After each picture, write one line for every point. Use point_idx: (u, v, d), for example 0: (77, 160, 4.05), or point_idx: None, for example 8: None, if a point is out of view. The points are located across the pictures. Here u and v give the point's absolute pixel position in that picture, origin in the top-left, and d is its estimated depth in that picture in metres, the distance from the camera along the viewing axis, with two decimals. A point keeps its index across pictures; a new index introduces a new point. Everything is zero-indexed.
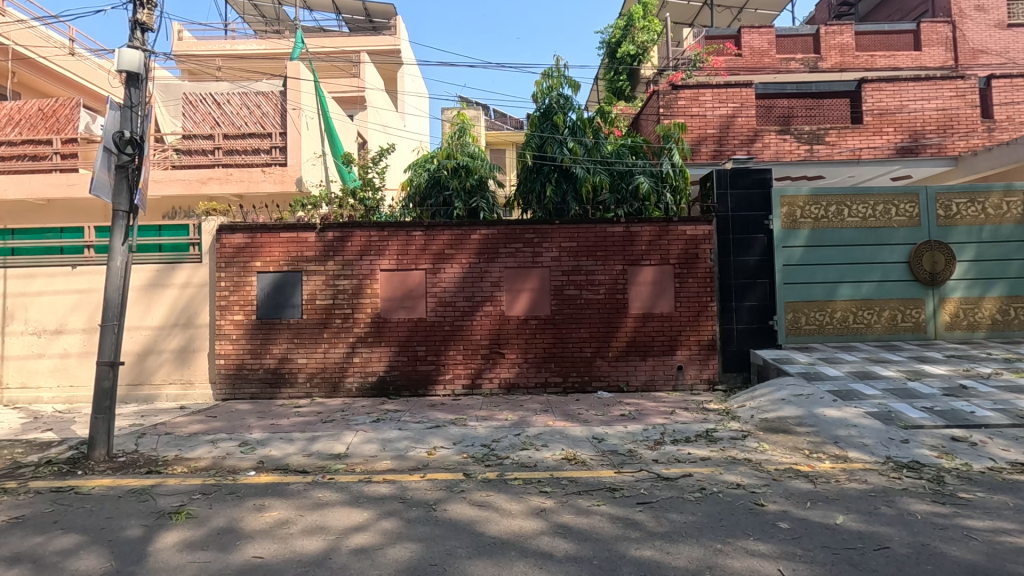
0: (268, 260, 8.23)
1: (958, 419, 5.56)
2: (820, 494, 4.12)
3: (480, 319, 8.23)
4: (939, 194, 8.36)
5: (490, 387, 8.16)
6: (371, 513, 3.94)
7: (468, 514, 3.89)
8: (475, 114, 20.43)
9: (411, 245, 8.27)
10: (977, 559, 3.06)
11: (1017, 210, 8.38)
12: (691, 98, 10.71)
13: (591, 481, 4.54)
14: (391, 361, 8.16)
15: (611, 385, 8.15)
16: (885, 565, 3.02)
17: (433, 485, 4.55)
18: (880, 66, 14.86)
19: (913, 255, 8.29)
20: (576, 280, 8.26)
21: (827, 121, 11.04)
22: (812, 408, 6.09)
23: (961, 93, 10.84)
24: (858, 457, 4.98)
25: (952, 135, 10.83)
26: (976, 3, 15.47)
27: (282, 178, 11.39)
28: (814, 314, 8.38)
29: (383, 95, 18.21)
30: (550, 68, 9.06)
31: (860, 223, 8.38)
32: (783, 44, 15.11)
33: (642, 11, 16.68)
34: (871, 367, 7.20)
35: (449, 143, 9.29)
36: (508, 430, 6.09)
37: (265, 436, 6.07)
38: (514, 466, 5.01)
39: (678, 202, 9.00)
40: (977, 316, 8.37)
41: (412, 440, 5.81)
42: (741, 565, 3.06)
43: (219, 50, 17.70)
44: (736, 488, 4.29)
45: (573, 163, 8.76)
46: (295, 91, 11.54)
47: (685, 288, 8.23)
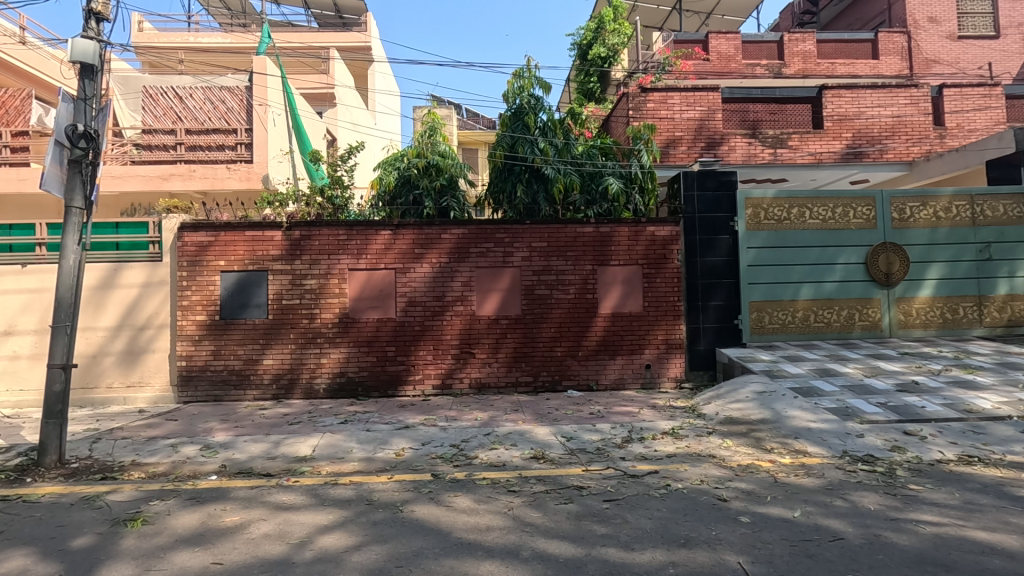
0: (233, 259, 8.03)
1: (910, 414, 5.79)
2: (780, 488, 4.25)
3: (451, 319, 8.19)
4: (894, 198, 8.70)
5: (460, 387, 8.13)
6: (336, 515, 3.89)
7: (436, 514, 3.87)
8: (447, 113, 20.35)
9: (379, 244, 8.18)
10: (924, 548, 3.20)
11: (966, 214, 8.76)
12: (660, 101, 10.89)
13: (559, 479, 4.57)
14: (359, 361, 8.06)
15: (581, 384, 8.21)
16: (839, 556, 3.13)
17: (400, 486, 4.51)
18: (840, 73, 15.34)
19: (870, 256, 8.60)
20: (546, 280, 8.30)
21: (789, 126, 11.36)
22: (774, 405, 6.27)
23: (914, 101, 11.31)
24: (817, 452, 5.14)
25: (906, 141, 11.27)
26: (929, 14, 16.17)
27: (248, 175, 11.15)
28: (777, 314, 8.59)
29: (353, 93, 17.99)
30: (522, 68, 9.09)
31: (821, 224, 8.65)
32: (749, 49, 15.44)
33: (612, 14, 16.89)
34: (830, 365, 7.44)
35: (419, 142, 9.22)
36: (477, 430, 6.09)
37: (229, 440, 5.92)
38: (482, 466, 5.01)
39: (647, 202, 9.15)
40: (930, 315, 8.70)
41: (379, 442, 5.75)
42: (702, 559, 3.12)
43: (181, 42, 17.17)
44: (700, 484, 4.37)
45: (544, 163, 8.80)
46: (262, 86, 11.30)
47: (653, 287, 8.37)
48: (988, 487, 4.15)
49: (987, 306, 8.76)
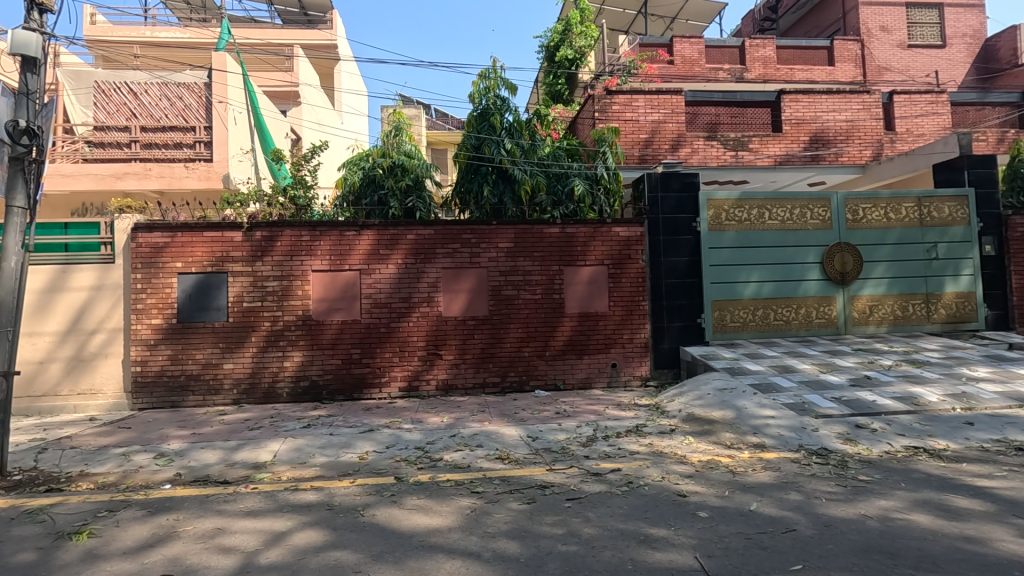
0: (190, 261, 7.79)
1: (862, 408, 6.01)
2: (738, 483, 4.35)
3: (417, 320, 8.12)
4: (848, 199, 9.02)
5: (427, 389, 8.07)
6: (295, 521, 3.81)
7: (397, 517, 3.83)
8: (415, 113, 20.21)
9: (343, 245, 8.06)
10: (872, 536, 3.32)
11: (914, 215, 9.13)
12: (625, 104, 11.05)
13: (523, 480, 4.57)
14: (324, 364, 7.91)
15: (549, 384, 8.25)
16: (792, 547, 3.21)
17: (362, 490, 4.45)
18: (798, 79, 15.80)
19: (826, 256, 8.89)
20: (513, 280, 8.31)
21: (750, 129, 11.62)
22: (735, 402, 6.42)
23: (867, 107, 11.75)
24: (774, 446, 5.29)
25: (860, 144, 11.70)
26: (881, 24, 16.93)
27: (208, 174, 10.87)
28: (739, 312, 8.80)
29: (318, 92, 17.67)
30: (488, 69, 9.09)
31: (779, 225, 8.90)
32: (712, 54, 15.75)
33: (579, 17, 17.04)
34: (788, 362, 7.66)
35: (385, 141, 9.12)
36: (443, 431, 6.06)
37: (185, 447, 5.74)
38: (447, 467, 4.99)
39: (612, 204, 9.24)
40: (882, 312, 9.02)
41: (342, 445, 5.66)
42: (661, 555, 3.16)
43: (137, 36, 16.64)
44: (661, 481, 4.45)
45: (511, 164, 8.81)
46: (222, 84, 11.02)
47: (619, 287, 8.48)
48: (932, 478, 4.33)
49: (936, 304, 9.11)
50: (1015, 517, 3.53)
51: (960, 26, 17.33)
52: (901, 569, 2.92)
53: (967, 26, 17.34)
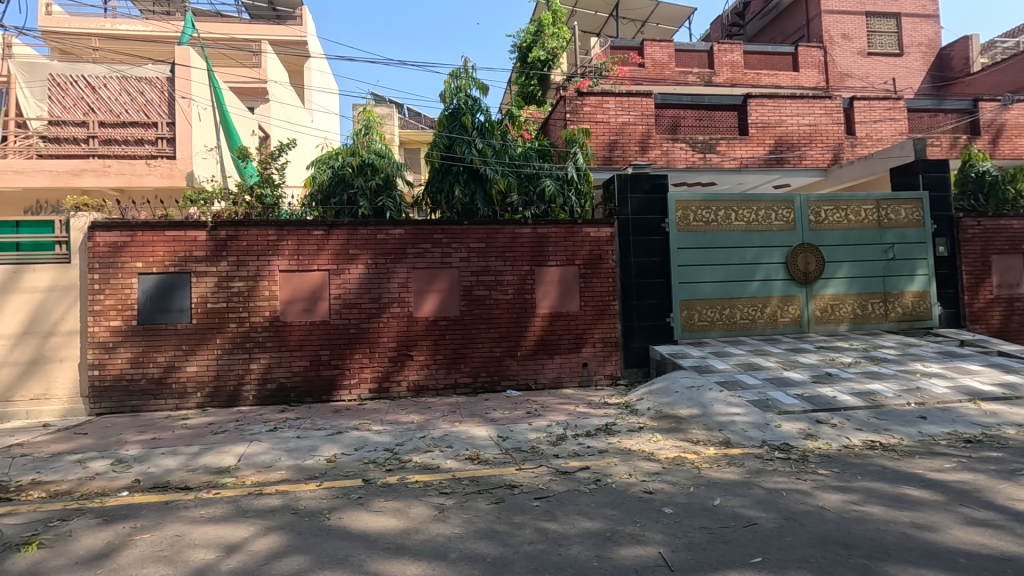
0: (151, 261, 7.56)
1: (823, 404, 6.20)
2: (703, 479, 4.43)
3: (387, 321, 8.04)
4: (810, 201, 9.29)
5: (398, 390, 8.00)
6: (258, 526, 3.73)
7: (363, 520, 3.79)
8: (387, 111, 20.03)
9: (311, 245, 7.93)
10: (829, 528, 3.41)
11: (873, 217, 9.45)
12: (596, 105, 11.16)
13: (492, 480, 4.57)
14: (292, 367, 7.77)
15: (520, 383, 8.26)
16: (752, 540, 3.29)
17: (329, 493, 4.38)
18: (764, 83, 16.18)
19: (789, 256, 9.13)
20: (484, 280, 8.30)
21: (717, 131, 11.84)
22: (702, 399, 6.53)
23: (828, 112, 12.11)
24: (738, 443, 5.41)
25: (822, 148, 12.04)
26: (842, 31, 17.49)
27: (170, 172, 10.57)
28: (707, 312, 8.96)
29: (287, 89, 17.34)
30: (459, 68, 9.06)
31: (745, 226, 9.10)
32: (682, 57, 16.02)
33: (551, 18, 17.12)
34: (754, 359, 7.83)
35: (355, 140, 9.02)
36: (413, 432, 6.02)
37: (144, 452, 5.57)
38: (416, 469, 4.95)
39: (582, 204, 9.29)
40: (843, 311, 9.31)
41: (309, 448, 5.57)
42: (627, 551, 3.20)
43: (96, 28, 16.11)
44: (628, 478, 4.50)
45: (482, 164, 8.81)
46: (185, 79, 10.72)
47: (590, 287, 8.56)
48: (887, 470, 4.49)
49: (894, 302, 9.43)
50: (962, 506, 3.69)
51: (916, 35, 18.05)
52: (855, 559, 3.01)
53: (922, 36, 18.07)
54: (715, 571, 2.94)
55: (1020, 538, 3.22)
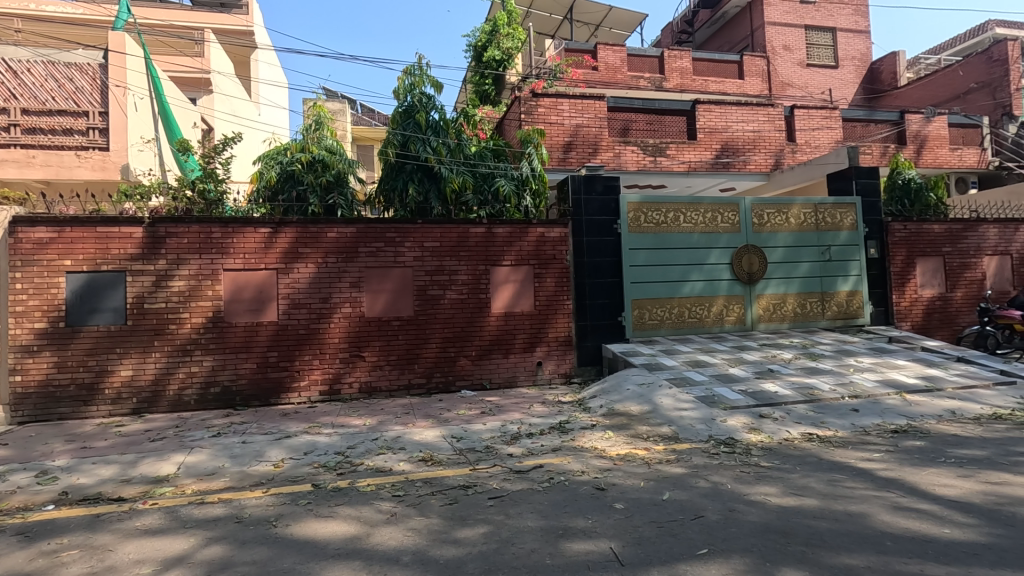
0: (81, 258, 7.09)
1: (765, 399, 6.47)
2: (653, 474, 4.54)
3: (338, 321, 7.85)
4: (754, 205, 9.68)
5: (350, 391, 7.82)
6: (199, 537, 3.57)
7: (311, 526, 3.68)
8: (339, 107, 19.57)
9: (258, 242, 7.64)
10: (770, 518, 3.56)
11: (811, 220, 9.93)
12: (551, 107, 11.27)
13: (446, 481, 4.54)
14: (237, 370, 7.47)
15: (475, 383, 8.24)
16: (698, 533, 3.39)
17: (276, 500, 4.24)
18: (712, 90, 16.75)
19: (734, 257, 9.49)
20: (438, 280, 8.23)
21: (667, 135, 12.16)
22: (652, 396, 6.70)
23: (771, 119, 12.64)
24: (686, 438, 5.57)
25: (766, 153, 12.56)
26: (784, 43, 18.35)
27: (103, 164, 9.98)
28: (657, 311, 9.19)
29: (232, 81, 16.67)
30: (413, 64, 8.93)
31: (693, 228, 9.40)
32: (634, 62, 16.36)
33: (506, 19, 17.17)
34: (701, 357, 8.10)
35: (305, 136, 8.76)
36: (365, 435, 5.90)
37: (73, 463, 5.23)
38: (368, 472, 4.85)
39: (537, 205, 9.31)
40: (784, 310, 9.74)
41: (255, 454, 5.37)
42: (579, 547, 3.24)
43: (19, 9, 15.02)
44: (580, 475, 4.57)
45: (437, 162, 8.73)
46: (120, 67, 10.12)
47: (544, 287, 8.63)
48: (822, 461, 4.73)
49: (830, 301, 9.95)
50: (890, 493, 3.93)
51: (850, 49, 19.17)
52: (793, 546, 3.15)
53: (855, 50, 19.20)
54: (664, 564, 3.02)
55: (940, 520, 3.46)
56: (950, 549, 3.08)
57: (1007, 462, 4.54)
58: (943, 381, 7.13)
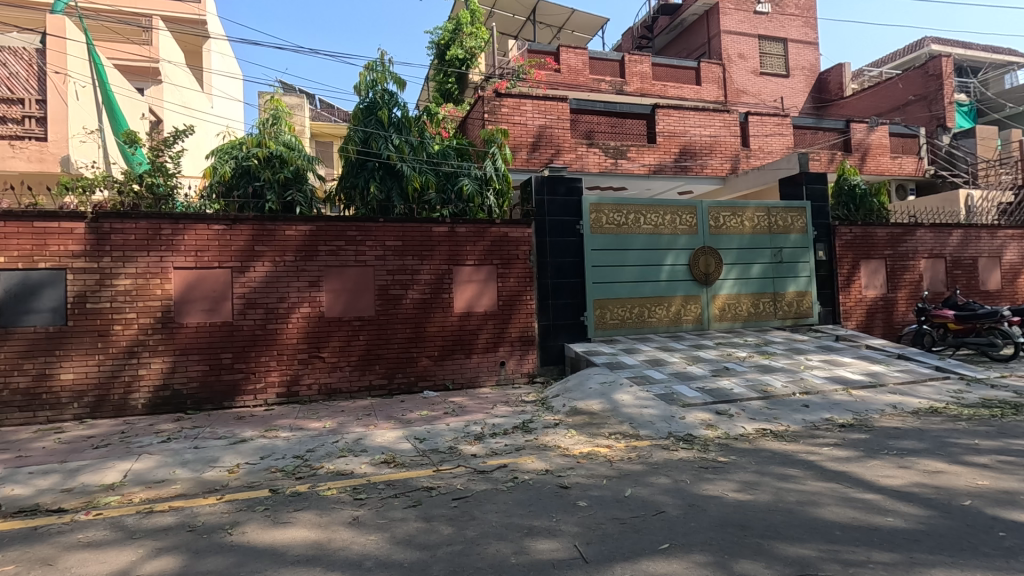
0: (15, 254, 6.65)
1: (721, 396, 6.68)
2: (615, 472, 4.62)
3: (296, 321, 7.65)
4: (711, 208, 9.97)
5: (308, 393, 7.63)
6: (149, 548, 3.41)
7: (269, 533, 3.57)
8: (297, 101, 19.08)
9: (211, 240, 7.35)
10: (728, 512, 3.67)
11: (764, 223, 10.29)
12: (514, 107, 11.30)
13: (409, 483, 4.49)
14: (188, 372, 7.18)
15: (437, 384, 8.17)
16: (660, 528, 3.47)
17: (231, 507, 4.09)
18: (670, 95, 17.16)
19: (692, 259, 9.75)
20: (400, 279, 8.13)
21: (628, 138, 12.38)
22: (613, 394, 6.81)
23: (727, 125, 13.03)
24: (647, 435, 5.69)
25: (722, 157, 12.94)
26: (739, 51, 18.98)
27: (40, 155, 9.41)
28: (618, 311, 9.35)
29: (183, 71, 16.02)
30: (375, 60, 8.79)
31: (653, 230, 9.60)
32: (596, 65, 16.58)
33: (469, 18, 17.11)
34: (660, 355, 8.28)
35: (261, 130, 8.49)
36: (325, 437, 5.78)
37: (6, 473, 4.91)
38: (328, 475, 4.75)
39: (501, 204, 9.31)
40: (738, 310, 10.07)
41: (208, 460, 5.17)
42: (544, 546, 3.26)
43: None
44: (544, 474, 4.60)
45: (399, 160, 8.62)
46: (59, 53, 9.58)
47: (507, 286, 8.64)
48: (775, 455, 4.91)
49: (782, 301, 10.34)
50: (838, 485, 4.11)
51: (800, 60, 19.99)
52: (750, 539, 3.26)
53: (805, 61, 20.05)
54: (626, 559, 3.07)
55: (884, 510, 3.64)
56: (893, 536, 3.26)
57: (943, 452, 4.83)
58: (885, 378, 7.53)
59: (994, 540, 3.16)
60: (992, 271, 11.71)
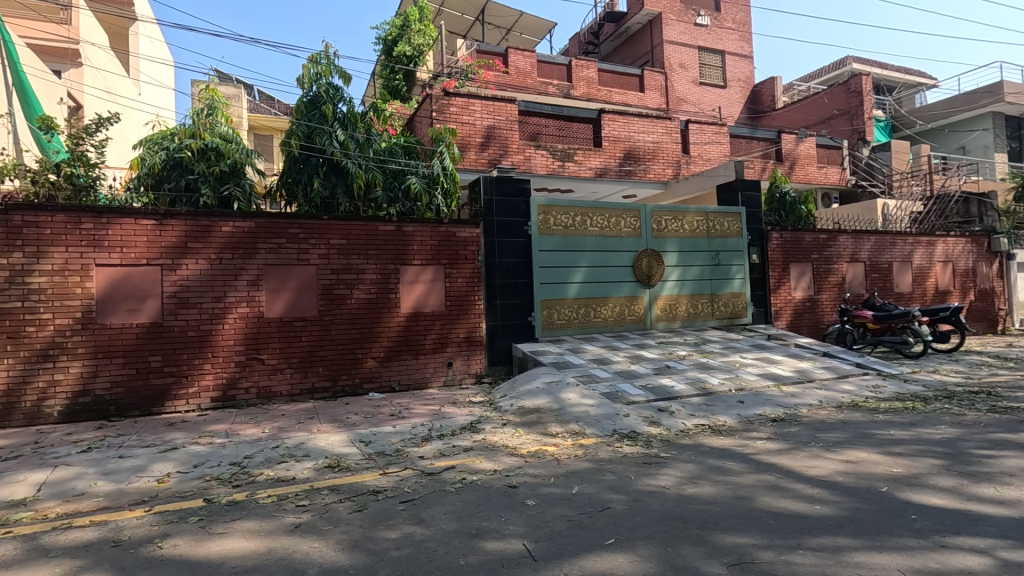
0: None
1: (663, 393, 6.91)
2: (562, 470, 4.68)
3: (233, 322, 7.31)
4: (654, 212, 10.30)
5: (246, 397, 7.31)
6: (68, 567, 3.16)
7: (205, 545, 3.39)
8: (234, 92, 18.23)
9: (138, 236, 6.90)
10: (670, 506, 3.80)
11: (703, 228, 10.71)
12: (462, 107, 11.28)
13: (355, 487, 4.39)
14: (113, 377, 6.71)
15: (383, 386, 8.02)
16: (606, 523, 3.54)
17: (161, 519, 3.86)
18: (615, 101, 17.58)
19: (636, 261, 10.03)
20: (345, 279, 7.92)
21: (575, 142, 12.59)
22: (560, 393, 6.90)
23: (669, 131, 13.48)
24: (592, 432, 5.80)
25: (664, 163, 13.39)
26: (680, 61, 19.70)
27: None
28: (564, 311, 9.48)
29: (107, 54, 14.96)
30: (319, 53, 8.53)
31: (599, 232, 9.80)
32: (543, 68, 16.77)
33: (418, 14, 16.89)
34: (605, 354, 8.47)
35: (195, 120, 8.03)
36: (264, 443, 5.55)
37: None
38: (268, 482, 4.56)
39: (449, 204, 9.25)
40: (679, 310, 10.45)
41: (134, 469, 4.85)
42: (493, 546, 3.26)
43: None
44: (492, 474, 4.61)
45: (344, 157, 8.41)
46: None
47: (455, 287, 8.60)
48: (714, 449, 5.13)
49: (719, 302, 10.79)
50: (771, 476, 4.34)
51: (736, 72, 20.97)
52: (691, 531, 3.39)
53: (740, 73, 21.04)
54: (573, 556, 3.12)
55: (811, 498, 3.88)
56: (820, 523, 3.46)
57: (862, 443, 5.19)
58: (812, 374, 8.01)
59: (907, 523, 3.42)
60: (905, 274, 12.71)
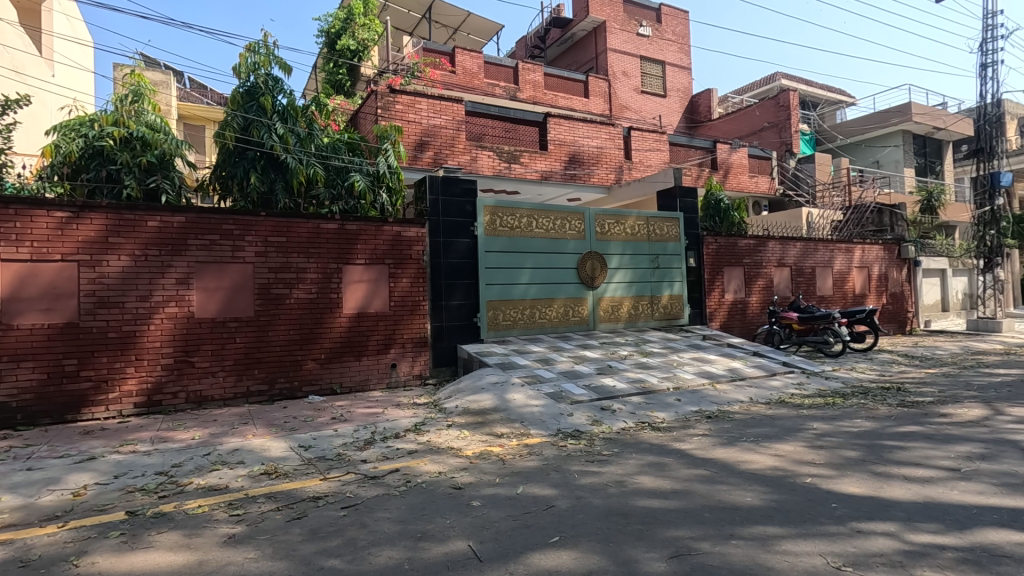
0: None
1: (605, 393, 7.07)
2: (507, 470, 4.70)
3: (160, 323, 6.88)
4: (597, 215, 10.52)
5: (174, 402, 6.89)
6: None
7: (127, 561, 3.17)
8: (162, 78, 17.17)
9: (52, 228, 6.37)
10: (612, 503, 3.89)
11: (643, 231, 11.05)
12: (408, 105, 11.13)
13: (293, 493, 4.23)
14: (20, 382, 6.15)
15: (324, 388, 7.77)
16: (551, 522, 3.59)
17: (77, 535, 3.57)
18: (561, 105, 17.85)
19: (580, 263, 10.22)
20: (284, 278, 7.64)
21: (520, 144, 12.70)
22: (505, 394, 6.93)
23: (612, 137, 13.82)
24: (537, 432, 5.86)
25: (608, 168, 13.72)
26: (623, 69, 20.26)
27: None
28: (510, 312, 9.53)
29: (15, 31, 13.68)
30: (257, 42, 8.16)
31: (544, 234, 9.91)
32: (490, 70, 16.83)
33: (362, 8, 16.51)
34: (549, 355, 8.57)
35: (118, 107, 7.54)
36: (195, 450, 5.26)
37: None
38: (198, 491, 4.33)
39: (394, 203, 9.08)
40: (620, 311, 10.73)
41: (44, 483, 4.46)
42: (438, 549, 3.23)
43: None
44: (437, 476, 4.57)
45: (284, 152, 8.07)
46: None
47: (399, 287, 8.46)
48: (653, 446, 5.30)
49: (658, 304, 11.16)
50: (706, 471, 4.53)
51: (675, 82, 21.78)
52: (632, 526, 3.49)
53: (679, 83, 21.87)
54: (519, 555, 3.14)
55: (743, 490, 4.08)
56: (751, 514, 3.65)
57: (788, 437, 5.51)
58: (743, 372, 8.43)
59: (829, 511, 3.66)
60: (826, 278, 13.61)
